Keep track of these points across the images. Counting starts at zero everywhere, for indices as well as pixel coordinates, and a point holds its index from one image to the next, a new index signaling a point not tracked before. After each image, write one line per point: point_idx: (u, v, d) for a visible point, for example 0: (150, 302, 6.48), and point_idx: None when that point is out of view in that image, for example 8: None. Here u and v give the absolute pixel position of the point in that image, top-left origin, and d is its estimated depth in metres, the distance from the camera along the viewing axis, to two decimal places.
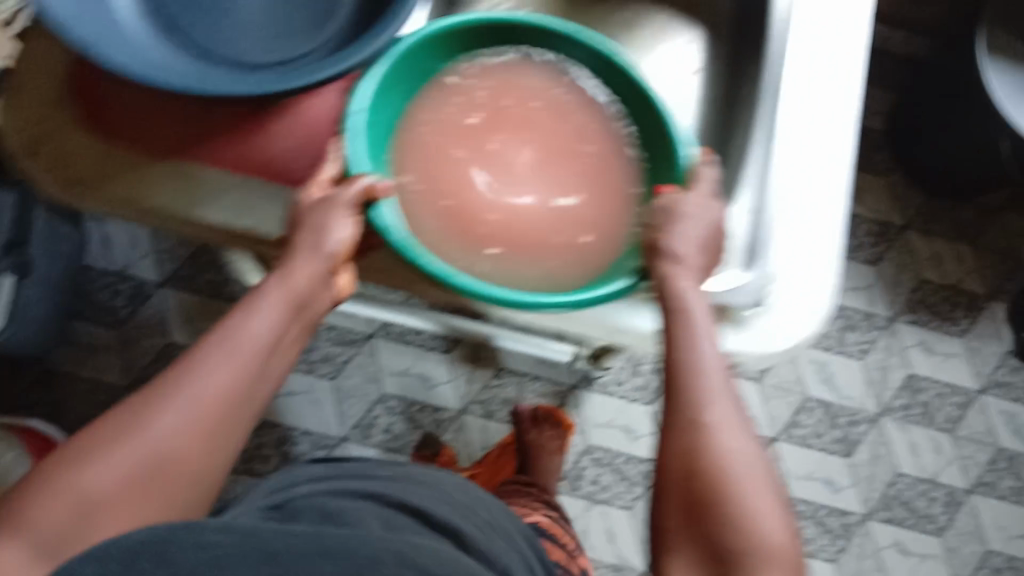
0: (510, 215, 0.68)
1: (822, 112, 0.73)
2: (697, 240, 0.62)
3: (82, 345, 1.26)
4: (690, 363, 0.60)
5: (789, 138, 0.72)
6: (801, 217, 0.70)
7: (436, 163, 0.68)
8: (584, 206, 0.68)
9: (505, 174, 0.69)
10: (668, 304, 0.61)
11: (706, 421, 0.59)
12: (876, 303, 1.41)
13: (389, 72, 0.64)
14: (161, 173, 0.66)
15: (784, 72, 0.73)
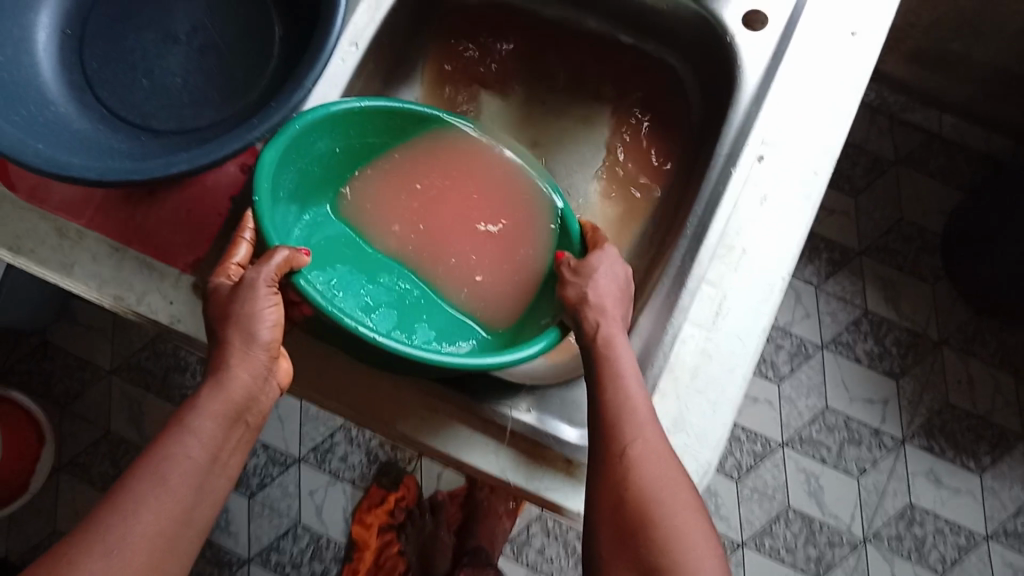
0: (463, 245, 0.72)
1: (750, 278, 0.64)
2: (615, 293, 0.60)
3: (80, 323, 1.33)
4: (622, 392, 0.55)
5: (707, 304, 0.64)
6: (716, 346, 0.63)
7: (403, 169, 0.73)
8: (517, 232, 0.71)
9: (450, 203, 0.73)
10: (596, 346, 0.57)
11: (633, 450, 0.52)
12: (887, 421, 1.29)
13: (303, 137, 0.63)
14: (130, 265, 0.65)
15: (716, 224, 0.65)
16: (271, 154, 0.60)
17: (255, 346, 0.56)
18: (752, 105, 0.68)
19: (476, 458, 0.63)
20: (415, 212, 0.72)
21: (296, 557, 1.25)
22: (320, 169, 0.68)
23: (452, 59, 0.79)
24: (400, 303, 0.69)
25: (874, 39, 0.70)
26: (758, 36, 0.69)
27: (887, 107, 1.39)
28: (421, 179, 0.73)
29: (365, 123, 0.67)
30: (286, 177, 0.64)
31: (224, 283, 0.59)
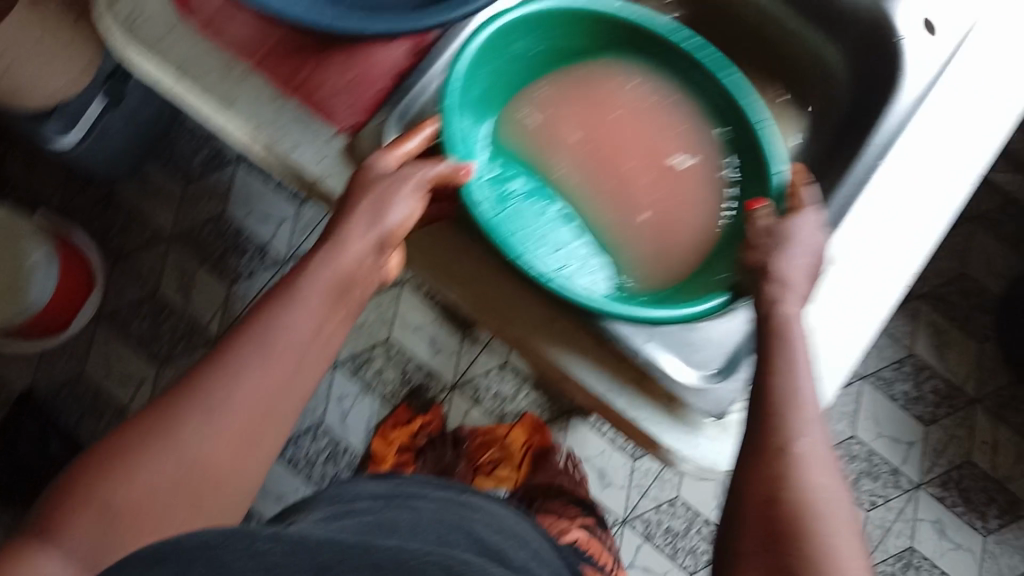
0: (639, 179, 0.70)
1: (877, 274, 0.65)
2: (809, 272, 0.57)
3: (149, 184, 1.34)
4: (790, 393, 0.52)
5: (828, 285, 0.65)
6: (832, 328, 0.64)
7: (586, 95, 0.72)
8: (697, 187, 0.70)
9: (629, 140, 0.72)
10: (772, 322, 0.55)
11: (795, 449, 0.50)
12: (907, 463, 1.31)
13: (496, 40, 0.65)
14: (292, 115, 0.66)
15: (852, 211, 0.67)
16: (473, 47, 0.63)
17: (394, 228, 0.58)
18: (912, 108, 0.69)
19: (587, 377, 0.64)
20: (590, 139, 0.71)
21: (310, 461, 1.26)
22: (506, 73, 0.70)
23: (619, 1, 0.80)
24: (563, 230, 0.69)
25: None
26: (934, 41, 0.71)
27: None
28: (601, 110, 0.72)
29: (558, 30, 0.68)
30: (477, 80, 0.66)
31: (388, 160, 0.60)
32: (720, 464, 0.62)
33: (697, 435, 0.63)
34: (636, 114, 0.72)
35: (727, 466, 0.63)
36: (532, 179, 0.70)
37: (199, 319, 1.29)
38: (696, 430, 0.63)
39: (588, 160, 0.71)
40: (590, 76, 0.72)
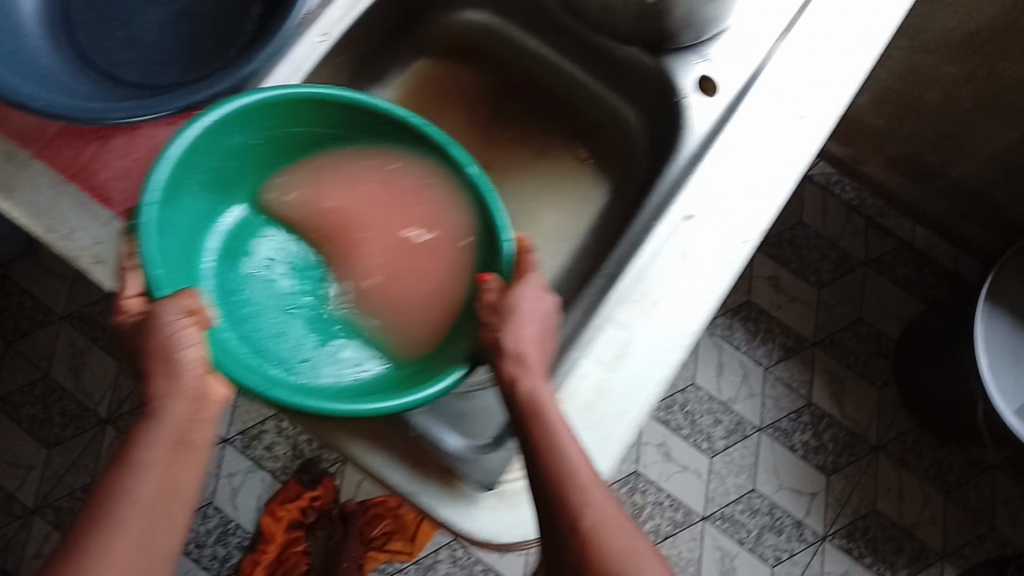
0: (385, 263, 0.65)
1: (662, 332, 0.64)
2: (540, 340, 0.54)
3: (42, 265, 1.35)
4: (572, 460, 0.50)
5: (609, 345, 0.64)
6: (611, 394, 0.62)
7: (325, 177, 0.66)
8: (437, 267, 0.65)
9: (371, 222, 0.66)
10: (525, 400, 0.52)
11: (594, 513, 0.49)
12: (811, 514, 1.28)
13: (192, 148, 0.56)
14: (70, 199, 0.67)
15: (635, 273, 0.66)
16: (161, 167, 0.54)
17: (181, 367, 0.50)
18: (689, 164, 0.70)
19: (368, 458, 0.61)
20: (331, 222, 0.66)
21: (204, 541, 1.25)
22: (223, 169, 0.62)
23: (427, 72, 0.82)
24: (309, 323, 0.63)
25: (822, 124, 0.71)
26: (710, 101, 0.72)
27: (864, 210, 1.41)
28: (342, 192, 0.66)
29: (265, 120, 0.60)
30: (179, 191, 0.58)
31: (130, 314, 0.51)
32: (498, 534, 0.59)
33: (472, 507, 0.60)
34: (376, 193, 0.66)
35: (504, 536, 0.59)
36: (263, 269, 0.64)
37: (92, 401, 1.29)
38: (471, 501, 0.60)
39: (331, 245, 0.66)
40: (326, 157, 0.66)
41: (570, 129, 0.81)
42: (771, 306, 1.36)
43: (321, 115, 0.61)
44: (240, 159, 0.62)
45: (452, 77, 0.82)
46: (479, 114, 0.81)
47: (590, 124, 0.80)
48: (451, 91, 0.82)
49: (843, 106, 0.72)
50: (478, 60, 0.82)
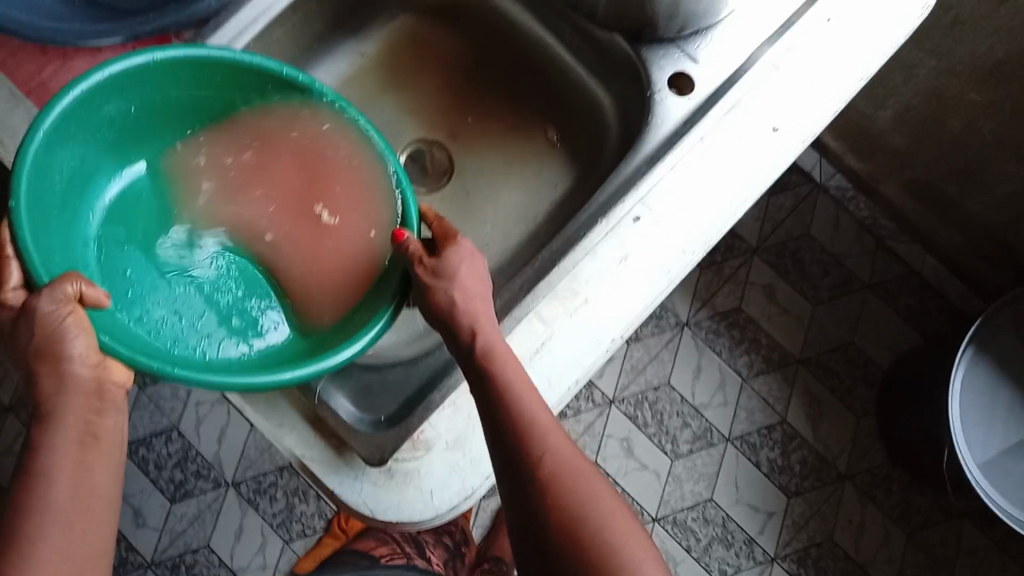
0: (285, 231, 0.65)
1: (587, 331, 0.65)
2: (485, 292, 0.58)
3: None
4: (517, 378, 0.55)
5: (531, 336, 0.64)
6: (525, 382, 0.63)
7: (240, 136, 0.64)
8: (332, 246, 0.65)
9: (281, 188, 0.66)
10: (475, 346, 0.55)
11: (539, 420, 0.54)
12: (764, 534, 1.26)
13: (78, 107, 0.54)
14: None
15: (570, 268, 0.65)
16: (46, 121, 0.51)
17: (67, 364, 0.48)
18: (645, 163, 0.67)
19: (267, 421, 0.64)
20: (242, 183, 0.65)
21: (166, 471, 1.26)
22: (108, 138, 0.59)
23: (410, 28, 0.80)
24: (201, 293, 0.62)
25: (794, 141, 0.67)
26: (681, 99, 0.67)
27: (878, 230, 1.31)
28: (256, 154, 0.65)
29: (157, 82, 0.57)
30: (63, 158, 0.55)
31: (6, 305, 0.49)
32: (380, 511, 0.62)
33: (360, 480, 0.63)
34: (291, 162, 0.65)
35: (385, 513, 0.62)
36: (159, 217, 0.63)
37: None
38: (360, 475, 0.63)
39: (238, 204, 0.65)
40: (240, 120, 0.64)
41: (546, 108, 0.78)
42: (761, 318, 1.30)
43: (213, 75, 0.59)
44: (125, 126, 0.59)
45: (434, 42, 0.80)
46: (451, 82, 0.79)
47: (565, 105, 0.77)
48: (434, 52, 0.80)
49: (822, 123, 0.68)
50: (464, 26, 0.79)
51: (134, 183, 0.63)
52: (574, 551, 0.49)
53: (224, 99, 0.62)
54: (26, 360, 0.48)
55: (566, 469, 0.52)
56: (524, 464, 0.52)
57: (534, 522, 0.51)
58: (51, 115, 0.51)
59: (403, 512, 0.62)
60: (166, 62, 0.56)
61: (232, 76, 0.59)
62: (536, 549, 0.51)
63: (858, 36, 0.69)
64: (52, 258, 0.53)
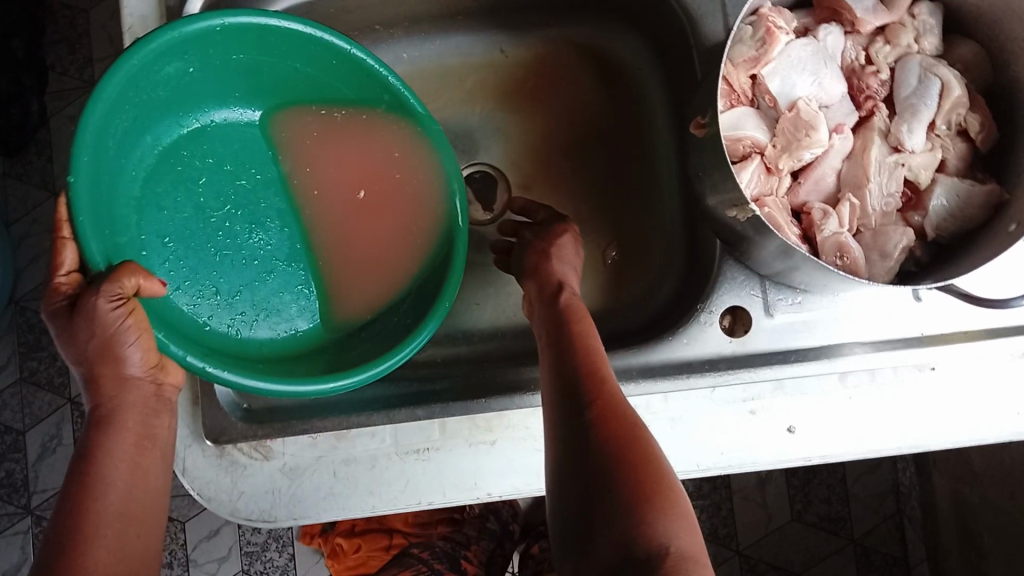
0: (369, 225, 0.63)
1: (468, 469, 0.59)
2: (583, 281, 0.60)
3: None
4: (592, 345, 0.53)
5: (421, 435, 0.60)
6: (383, 470, 0.60)
7: (322, 121, 0.63)
8: (411, 245, 0.63)
9: (364, 176, 0.64)
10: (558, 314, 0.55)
11: (600, 377, 0.50)
12: None
13: (141, 68, 0.53)
14: None
15: (501, 411, 0.60)
16: (108, 84, 0.51)
17: (127, 368, 0.49)
18: (635, 372, 0.59)
19: None
20: (328, 171, 0.64)
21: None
22: (163, 99, 0.57)
23: (570, 54, 0.72)
24: (237, 269, 0.60)
25: (806, 452, 0.57)
26: (727, 338, 0.59)
27: (905, 501, 1.18)
28: (338, 140, 0.63)
29: (219, 46, 0.56)
30: (117, 122, 0.54)
31: (65, 291, 0.50)
32: (188, 476, 0.60)
33: (192, 443, 0.60)
34: (369, 148, 0.63)
35: (191, 483, 0.60)
36: (234, 187, 0.61)
37: (107, 53, 1.18)
38: (196, 438, 0.60)
39: (326, 191, 0.63)
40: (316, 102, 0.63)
41: (624, 225, 0.70)
42: (737, 493, 1.20)
43: (279, 45, 0.58)
44: (181, 89, 0.58)
45: (573, 83, 0.73)
46: (569, 133, 0.72)
47: (640, 235, 0.69)
48: (571, 90, 0.73)
49: (844, 453, 0.58)
50: (612, 91, 0.72)
51: (179, 144, 0.60)
52: (605, 516, 0.42)
53: (284, 69, 0.60)
54: (85, 361, 0.49)
55: (626, 419, 0.47)
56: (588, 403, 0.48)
57: (586, 457, 0.45)
58: (116, 77, 0.51)
59: (207, 494, 0.59)
60: (227, 25, 0.54)
61: (299, 48, 0.58)
62: (583, 482, 0.45)
63: (947, 402, 0.58)
64: (109, 232, 0.53)
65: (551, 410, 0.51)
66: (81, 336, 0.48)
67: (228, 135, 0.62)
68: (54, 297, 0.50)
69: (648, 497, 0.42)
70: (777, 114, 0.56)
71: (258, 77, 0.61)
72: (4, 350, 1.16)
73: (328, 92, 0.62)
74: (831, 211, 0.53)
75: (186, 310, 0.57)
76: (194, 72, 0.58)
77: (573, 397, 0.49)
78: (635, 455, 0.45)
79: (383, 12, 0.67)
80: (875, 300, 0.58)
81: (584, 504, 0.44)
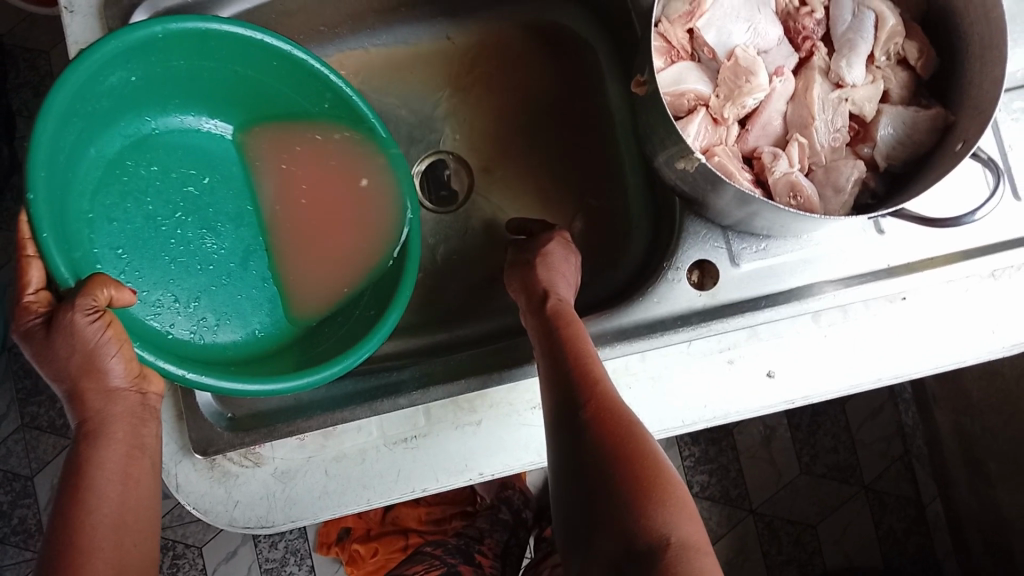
0: (324, 222, 0.64)
1: (459, 451, 0.60)
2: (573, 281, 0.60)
3: None
4: (584, 343, 0.53)
5: (408, 423, 0.60)
6: (373, 463, 0.60)
7: (274, 126, 0.65)
8: (365, 238, 0.64)
9: (317, 175, 0.65)
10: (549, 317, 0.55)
11: (594, 376, 0.50)
12: None
13: (86, 81, 0.52)
14: None
15: (483, 392, 0.60)
16: (57, 96, 0.50)
17: (110, 380, 0.50)
18: (610, 334, 0.59)
19: None
20: (282, 173, 0.65)
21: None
22: (107, 110, 0.56)
23: (517, 33, 0.73)
24: (196, 276, 0.60)
25: (789, 395, 0.58)
26: (697, 291, 0.59)
27: (911, 441, 1.19)
28: (291, 142, 0.65)
29: (162, 52, 0.56)
30: (65, 136, 0.53)
31: (35, 310, 0.50)
32: (182, 491, 0.60)
33: (180, 457, 0.60)
34: (320, 149, 0.64)
35: (185, 497, 0.60)
36: (183, 194, 0.61)
37: None
38: (184, 453, 0.60)
39: (280, 192, 0.64)
40: (264, 109, 0.64)
41: (586, 197, 0.70)
42: (744, 453, 1.20)
43: (220, 50, 0.58)
44: (125, 98, 0.57)
45: (518, 63, 0.73)
46: (522, 112, 0.73)
47: (602, 205, 0.69)
48: (519, 70, 0.73)
49: (827, 391, 0.58)
50: (556, 64, 0.73)
51: (123, 154, 0.59)
52: (607, 517, 0.42)
53: (224, 74, 0.61)
54: (67, 376, 0.49)
55: (619, 416, 0.47)
56: (582, 405, 0.48)
57: (585, 460, 0.45)
58: (65, 88, 0.51)
59: (205, 507, 0.60)
60: (170, 33, 0.54)
61: (241, 51, 0.59)
62: (584, 485, 0.45)
63: (919, 328, 0.59)
64: (70, 246, 0.52)
65: (550, 413, 0.51)
66: (59, 354, 0.48)
67: (171, 143, 0.62)
68: (27, 316, 0.50)
69: (649, 493, 0.42)
70: (718, 66, 0.56)
71: (201, 84, 0.61)
72: (2, 398, 1.16)
73: (268, 95, 0.63)
74: (781, 152, 0.54)
75: (149, 320, 0.57)
76: (137, 82, 0.57)
77: (569, 399, 0.49)
78: (632, 453, 0.45)
79: (325, 13, 0.67)
80: (839, 236, 0.59)
81: (586, 508, 0.44)
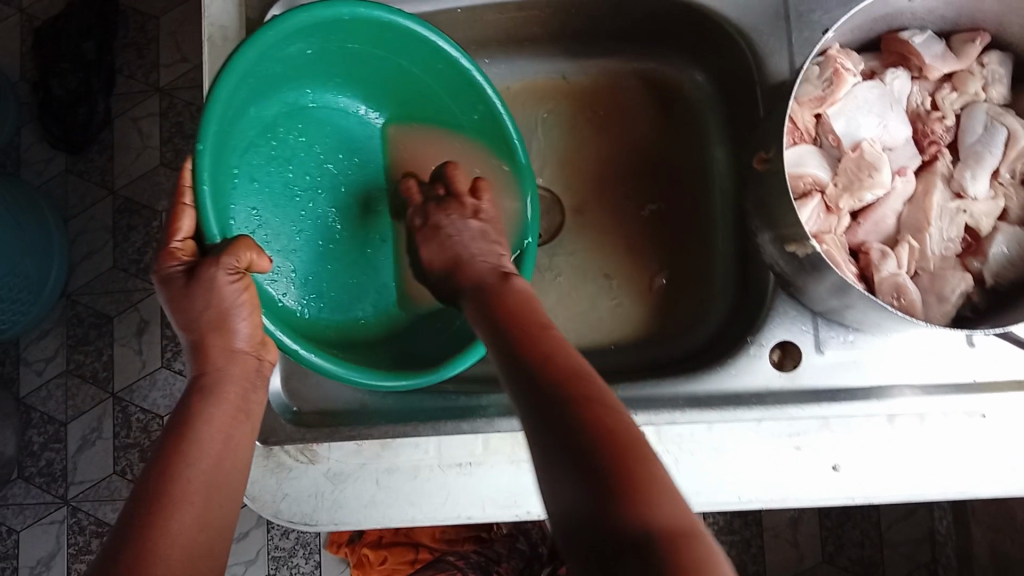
0: None
1: (511, 486, 0.60)
2: None
3: None
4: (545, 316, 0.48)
5: (465, 448, 0.60)
6: (425, 481, 0.60)
7: (428, 127, 0.67)
8: None
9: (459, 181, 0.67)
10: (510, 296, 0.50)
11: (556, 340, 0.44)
12: None
13: (273, 45, 0.54)
14: None
15: None
16: (246, 54, 0.52)
17: (234, 340, 0.52)
18: (683, 400, 0.60)
19: None
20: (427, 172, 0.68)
21: (146, 245, 1.18)
22: (279, 76, 0.58)
23: (651, 80, 0.73)
24: (315, 251, 0.63)
25: (854, 492, 0.56)
26: (775, 372, 0.59)
27: (939, 550, 1.16)
28: (443, 146, 0.67)
29: (342, 34, 0.58)
30: (239, 93, 0.55)
31: (178, 260, 0.52)
32: None
33: None
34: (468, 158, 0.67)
35: None
36: (322, 169, 0.64)
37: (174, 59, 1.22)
38: None
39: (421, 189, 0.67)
40: (423, 110, 0.67)
41: (679, 256, 0.70)
42: (768, 531, 1.18)
43: (393, 43, 0.60)
44: (296, 69, 0.59)
45: (637, 111, 0.74)
46: (641, 157, 0.73)
47: (697, 266, 0.69)
48: (653, 116, 0.74)
49: (895, 495, 0.56)
50: (673, 123, 0.73)
51: (277, 120, 0.61)
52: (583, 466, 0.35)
53: (391, 66, 0.63)
54: (196, 328, 0.51)
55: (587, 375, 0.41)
56: (534, 360, 0.42)
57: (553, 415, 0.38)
58: (252, 50, 0.53)
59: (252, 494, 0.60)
60: (356, 18, 0.56)
61: (413, 49, 0.60)
62: (553, 439, 0.37)
63: (1000, 452, 0.56)
64: (219, 198, 0.55)
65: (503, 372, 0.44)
66: (196, 305, 0.51)
67: (322, 117, 0.64)
68: (169, 262, 0.52)
69: (628, 442, 0.35)
70: (841, 155, 0.56)
71: (367, 70, 0.63)
72: (53, 341, 1.18)
73: (429, 97, 0.65)
74: (890, 251, 0.54)
75: (265, 285, 0.59)
76: (311, 56, 0.59)
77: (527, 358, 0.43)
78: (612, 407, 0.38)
79: (453, 35, 0.69)
80: (925, 343, 0.59)
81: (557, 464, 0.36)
